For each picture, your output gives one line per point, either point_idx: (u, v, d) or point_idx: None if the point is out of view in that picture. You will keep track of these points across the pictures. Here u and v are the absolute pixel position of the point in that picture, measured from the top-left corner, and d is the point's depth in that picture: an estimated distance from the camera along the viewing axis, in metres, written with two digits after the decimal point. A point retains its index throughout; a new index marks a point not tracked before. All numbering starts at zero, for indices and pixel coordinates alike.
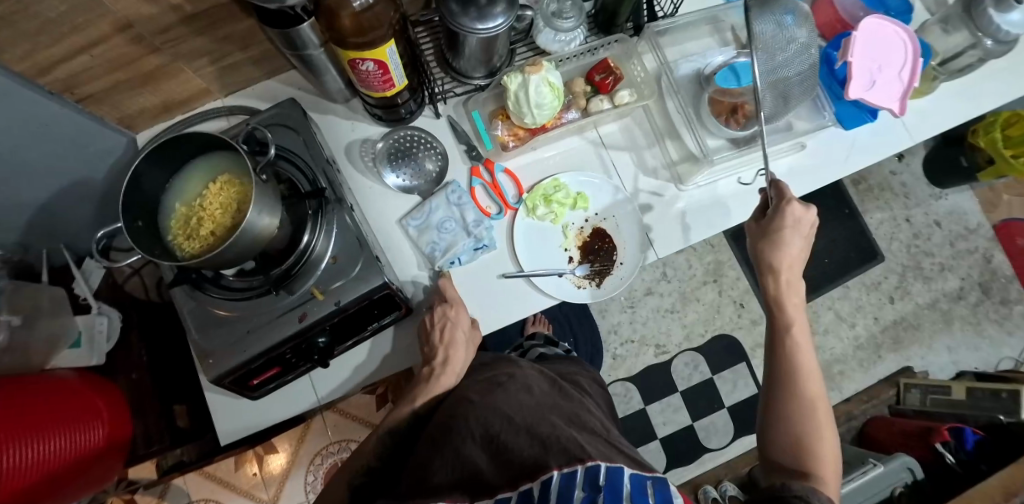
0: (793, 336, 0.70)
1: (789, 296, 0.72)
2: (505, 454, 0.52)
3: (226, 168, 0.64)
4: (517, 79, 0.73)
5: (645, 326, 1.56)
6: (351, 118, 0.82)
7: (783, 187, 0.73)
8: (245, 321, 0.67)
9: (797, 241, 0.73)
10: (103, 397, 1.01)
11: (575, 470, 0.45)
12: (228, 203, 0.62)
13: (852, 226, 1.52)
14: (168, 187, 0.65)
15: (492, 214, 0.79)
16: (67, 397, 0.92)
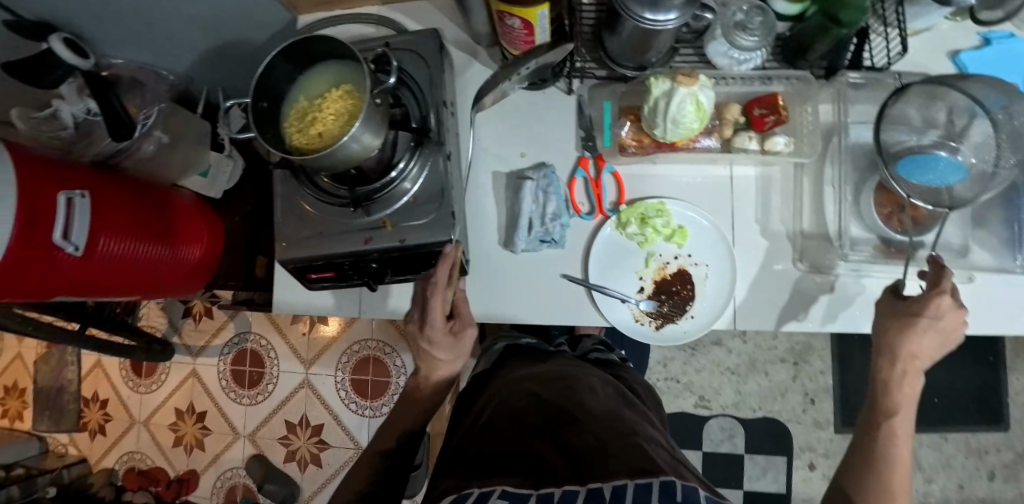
0: (892, 424, 0.60)
1: (901, 387, 0.61)
2: (569, 450, 0.52)
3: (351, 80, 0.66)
4: (663, 85, 0.65)
5: (698, 374, 1.44)
6: (486, 66, 0.80)
7: (943, 270, 0.59)
8: (320, 222, 0.70)
9: (931, 338, 0.60)
10: (204, 222, 1.19)
11: (650, 482, 0.44)
12: (341, 112, 0.64)
13: (988, 378, 1.26)
14: (297, 80, 0.68)
15: (582, 212, 0.74)
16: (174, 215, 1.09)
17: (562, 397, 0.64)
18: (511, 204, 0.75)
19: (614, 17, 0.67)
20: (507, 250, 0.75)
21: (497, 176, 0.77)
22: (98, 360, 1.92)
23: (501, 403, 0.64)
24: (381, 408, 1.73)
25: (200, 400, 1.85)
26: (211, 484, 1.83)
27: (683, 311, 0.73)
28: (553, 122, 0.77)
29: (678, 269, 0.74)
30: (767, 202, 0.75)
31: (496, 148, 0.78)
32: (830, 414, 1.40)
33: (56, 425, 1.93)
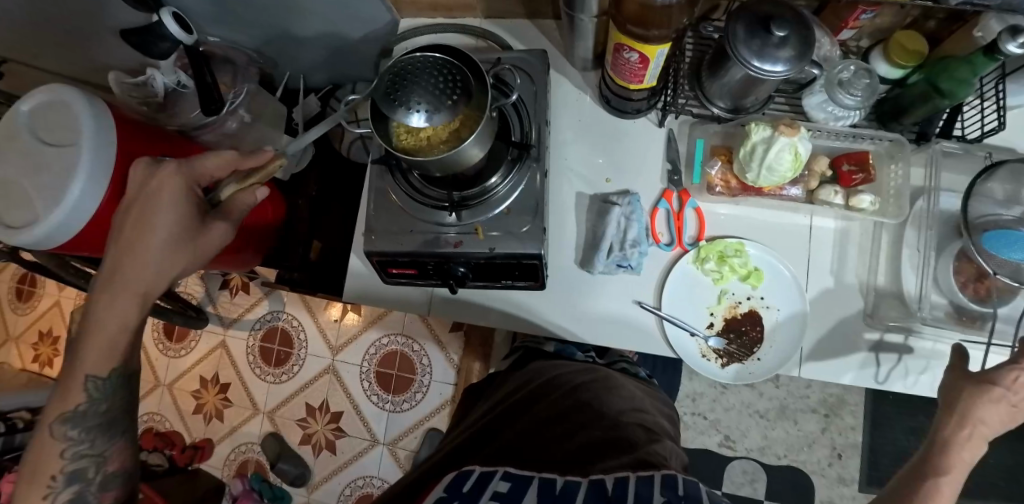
0: (938, 482, 0.58)
1: (960, 449, 0.59)
2: (571, 445, 0.68)
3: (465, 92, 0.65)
4: (763, 132, 0.67)
5: (726, 413, 1.45)
6: (580, 89, 0.83)
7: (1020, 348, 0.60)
8: (411, 220, 0.73)
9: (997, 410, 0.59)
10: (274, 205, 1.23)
11: (651, 480, 0.56)
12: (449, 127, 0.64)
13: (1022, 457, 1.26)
14: None
15: (661, 242, 0.76)
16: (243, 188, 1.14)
17: (582, 401, 0.78)
18: (592, 226, 0.77)
19: (721, 57, 0.69)
20: (583, 269, 0.77)
21: (582, 197, 0.79)
22: None
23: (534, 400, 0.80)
24: (402, 404, 1.74)
25: (226, 372, 1.87)
26: (225, 454, 1.83)
27: (749, 352, 0.75)
28: (641, 152, 0.79)
29: (749, 310, 0.75)
30: (844, 256, 0.76)
31: (583, 169, 0.80)
32: (856, 471, 1.39)
33: None
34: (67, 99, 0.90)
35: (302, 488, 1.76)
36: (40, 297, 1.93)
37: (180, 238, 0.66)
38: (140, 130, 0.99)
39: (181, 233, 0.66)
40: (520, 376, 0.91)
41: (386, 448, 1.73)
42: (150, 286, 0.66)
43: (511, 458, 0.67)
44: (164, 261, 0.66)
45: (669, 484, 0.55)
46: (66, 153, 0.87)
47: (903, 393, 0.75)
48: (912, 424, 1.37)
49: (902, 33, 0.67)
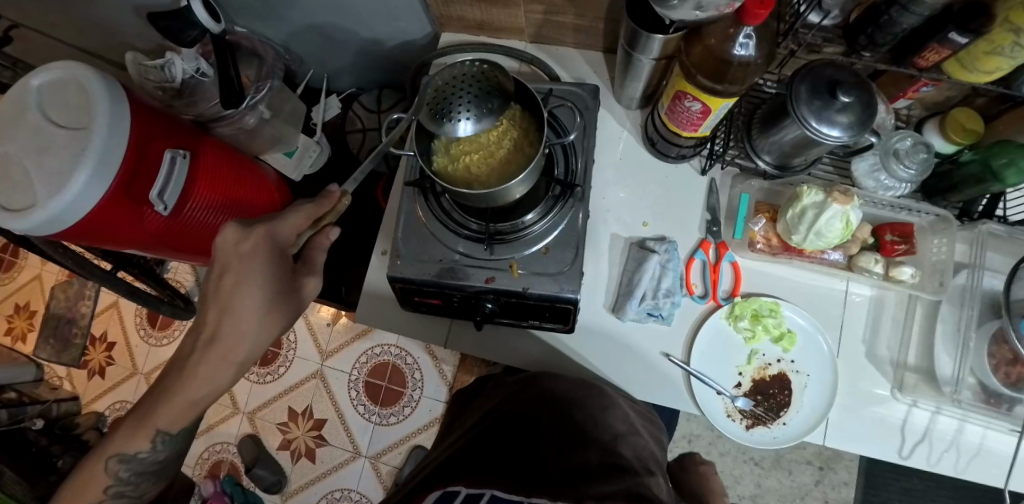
0: None
1: None
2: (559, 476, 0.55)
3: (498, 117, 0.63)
4: (816, 196, 0.65)
5: (721, 457, 1.42)
6: (622, 127, 0.81)
7: None
8: (440, 249, 0.70)
9: None
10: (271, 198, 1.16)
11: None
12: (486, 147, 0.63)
13: None
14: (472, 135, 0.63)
15: (694, 294, 0.74)
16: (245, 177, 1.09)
17: (561, 410, 0.63)
18: (625, 271, 0.75)
19: (780, 112, 0.65)
20: (613, 314, 0.74)
21: (619, 239, 0.77)
22: (116, 299, 1.76)
23: (510, 411, 0.66)
24: (390, 417, 1.65)
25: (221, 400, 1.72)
26: (198, 452, 1.71)
27: (776, 416, 0.72)
28: (678, 201, 0.78)
29: (779, 373, 0.73)
30: (877, 327, 0.74)
31: (618, 211, 0.78)
32: None
33: (56, 356, 1.75)
34: (82, 79, 0.85)
35: (275, 495, 1.65)
36: (21, 269, 1.84)
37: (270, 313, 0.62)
38: (158, 118, 0.93)
39: (275, 297, 0.62)
40: (502, 389, 0.74)
41: (368, 462, 1.63)
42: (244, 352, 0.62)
43: (491, 479, 0.54)
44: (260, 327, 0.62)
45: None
46: (76, 136, 0.82)
47: (929, 471, 0.72)
48: (905, 485, 1.36)
49: (960, 110, 0.67)
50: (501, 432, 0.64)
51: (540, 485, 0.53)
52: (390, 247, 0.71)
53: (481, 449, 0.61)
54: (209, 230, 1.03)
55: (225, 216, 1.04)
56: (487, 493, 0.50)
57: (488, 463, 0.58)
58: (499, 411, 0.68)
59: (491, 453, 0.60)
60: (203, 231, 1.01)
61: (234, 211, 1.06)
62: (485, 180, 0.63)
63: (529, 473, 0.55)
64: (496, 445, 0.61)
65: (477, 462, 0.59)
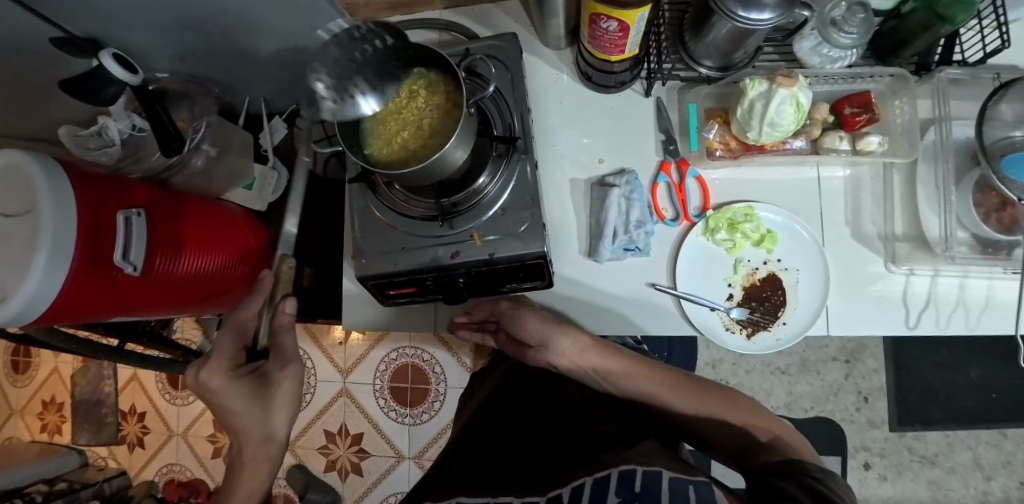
0: None
1: None
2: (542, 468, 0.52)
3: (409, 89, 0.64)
4: (760, 86, 0.63)
5: (748, 375, 1.42)
6: (558, 69, 0.78)
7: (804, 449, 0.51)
8: (402, 237, 0.68)
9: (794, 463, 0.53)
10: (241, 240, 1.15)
11: (609, 475, 0.44)
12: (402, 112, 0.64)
13: None
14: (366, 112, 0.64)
15: (666, 218, 0.73)
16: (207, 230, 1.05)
17: None
18: (592, 213, 0.74)
19: (707, 10, 0.62)
20: (590, 258, 0.73)
21: (578, 183, 0.75)
22: (135, 372, 1.77)
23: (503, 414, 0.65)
24: (422, 416, 1.66)
25: None
26: None
27: (774, 318, 0.71)
28: (629, 128, 0.76)
29: (769, 275, 0.72)
30: (858, 204, 0.72)
31: (571, 156, 0.76)
32: (885, 413, 1.38)
33: (95, 439, 1.78)
34: (14, 160, 0.81)
35: None
36: (36, 366, 1.86)
37: (254, 405, 0.64)
38: (106, 179, 0.89)
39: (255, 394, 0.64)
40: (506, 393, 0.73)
41: (413, 463, 1.66)
42: (247, 447, 0.64)
43: (465, 484, 0.52)
44: (258, 420, 0.64)
45: (625, 479, 0.43)
46: (22, 223, 0.79)
47: (940, 335, 0.72)
48: (935, 359, 1.37)
49: None
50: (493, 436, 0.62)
51: (517, 479, 0.51)
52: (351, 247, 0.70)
53: (474, 452, 0.60)
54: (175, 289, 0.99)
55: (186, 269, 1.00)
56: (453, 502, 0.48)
57: (476, 466, 0.56)
58: (506, 413, 0.67)
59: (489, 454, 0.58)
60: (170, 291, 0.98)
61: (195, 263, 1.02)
62: (418, 152, 0.62)
63: (513, 472, 0.53)
64: (484, 449, 0.60)
65: (466, 467, 0.57)
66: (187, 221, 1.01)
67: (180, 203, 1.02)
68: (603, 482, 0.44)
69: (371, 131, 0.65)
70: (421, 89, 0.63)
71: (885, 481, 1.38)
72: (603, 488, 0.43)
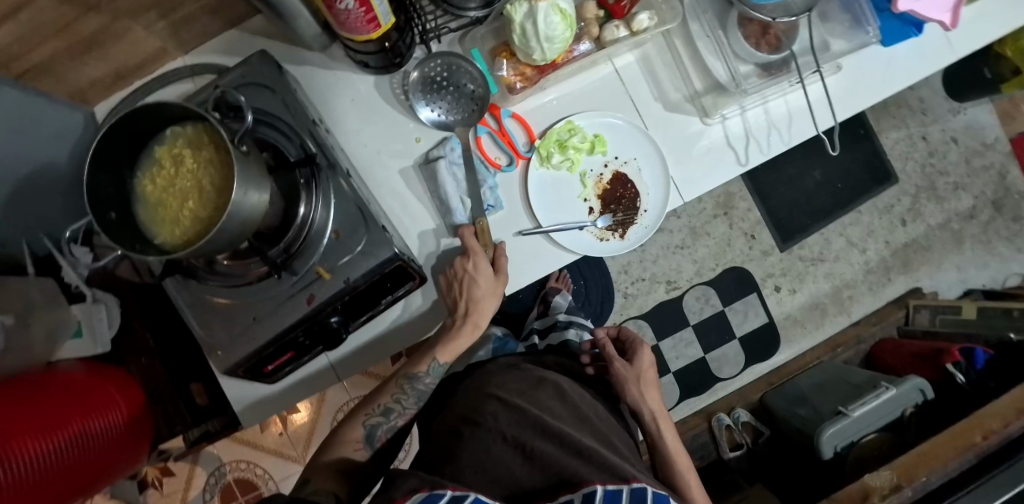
0: None
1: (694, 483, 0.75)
2: (537, 460, 0.57)
3: (174, 158, 0.57)
4: (523, 7, 0.63)
5: (656, 264, 1.53)
6: (332, 67, 0.72)
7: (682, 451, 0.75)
8: (249, 309, 0.62)
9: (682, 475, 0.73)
10: (114, 382, 0.89)
11: (620, 489, 0.51)
12: (177, 183, 0.56)
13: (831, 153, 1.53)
14: (143, 203, 0.57)
15: (502, 166, 0.72)
16: (68, 392, 0.80)
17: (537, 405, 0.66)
18: (432, 193, 0.71)
19: None
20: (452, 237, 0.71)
21: (407, 170, 0.72)
22: None
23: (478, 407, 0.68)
24: None
25: None
26: None
27: (636, 210, 0.75)
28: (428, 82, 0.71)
29: (614, 174, 0.75)
30: (657, 77, 0.76)
31: (387, 147, 0.72)
32: (772, 239, 1.55)
33: None
34: None
35: None
36: None
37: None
38: None
39: None
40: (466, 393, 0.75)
41: None
42: None
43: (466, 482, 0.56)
44: None
45: (638, 497, 0.51)
46: None
47: (768, 159, 0.79)
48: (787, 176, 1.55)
49: None
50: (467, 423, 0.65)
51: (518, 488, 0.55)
52: (201, 345, 0.62)
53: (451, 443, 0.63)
54: (49, 470, 0.73)
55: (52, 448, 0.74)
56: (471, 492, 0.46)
57: (475, 451, 0.60)
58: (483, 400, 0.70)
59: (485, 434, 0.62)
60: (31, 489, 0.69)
61: (67, 429, 0.77)
62: (208, 219, 0.54)
63: (518, 466, 0.58)
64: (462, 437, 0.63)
65: (462, 451, 0.61)
66: (27, 392, 0.75)
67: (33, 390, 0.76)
68: (614, 494, 0.51)
69: (152, 220, 0.57)
70: (185, 153, 0.56)
71: (795, 293, 1.55)
72: (614, 498, 0.50)
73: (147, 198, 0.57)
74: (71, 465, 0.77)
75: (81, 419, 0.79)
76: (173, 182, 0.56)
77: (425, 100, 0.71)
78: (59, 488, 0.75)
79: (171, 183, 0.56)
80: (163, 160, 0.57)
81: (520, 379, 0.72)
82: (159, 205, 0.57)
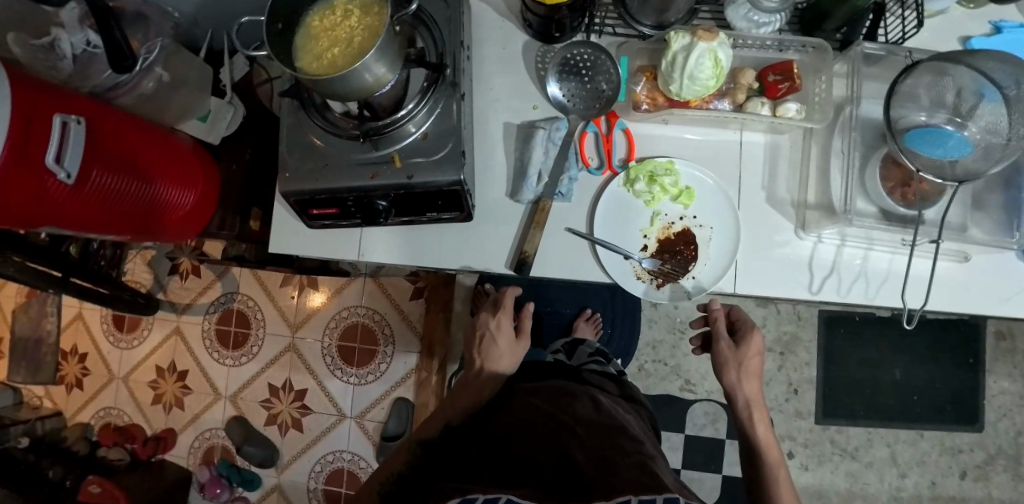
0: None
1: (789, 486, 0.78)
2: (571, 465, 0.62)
3: (345, 13, 0.66)
4: (683, 39, 0.65)
5: (685, 358, 1.47)
6: (502, 13, 0.79)
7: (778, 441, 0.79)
8: (328, 157, 0.70)
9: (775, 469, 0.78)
10: (204, 170, 1.15)
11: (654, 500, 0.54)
12: (335, 31, 0.65)
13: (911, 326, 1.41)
14: (301, 32, 0.66)
15: (590, 167, 0.75)
16: (176, 159, 1.06)
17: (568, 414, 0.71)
18: (520, 155, 0.75)
19: None
20: (513, 200, 0.75)
21: (512, 126, 0.77)
22: (79, 311, 1.85)
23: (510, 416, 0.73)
24: (367, 376, 1.71)
25: (183, 359, 1.80)
26: (188, 443, 1.77)
27: (685, 271, 0.74)
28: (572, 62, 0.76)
29: (683, 229, 0.75)
30: (774, 170, 0.76)
31: (506, 99, 0.77)
32: (813, 405, 1.43)
33: (33, 376, 1.84)
34: None
35: (270, 469, 1.72)
36: None
37: None
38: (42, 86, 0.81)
39: None
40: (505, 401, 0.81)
41: (354, 423, 1.70)
42: None
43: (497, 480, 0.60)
44: None
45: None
46: None
47: (840, 302, 0.76)
48: (864, 356, 1.43)
49: None
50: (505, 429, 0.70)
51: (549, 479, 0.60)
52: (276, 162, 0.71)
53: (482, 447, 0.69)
54: (134, 199, 0.98)
55: (145, 186, 0.99)
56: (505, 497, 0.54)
57: (511, 456, 0.64)
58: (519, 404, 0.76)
59: (513, 452, 0.65)
60: (114, 206, 0.94)
61: (160, 184, 1.03)
62: (340, 67, 0.63)
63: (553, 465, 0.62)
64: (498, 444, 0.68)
65: (492, 464, 0.64)
66: (153, 143, 1.00)
67: (142, 138, 0.97)
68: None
69: (302, 47, 0.66)
70: (356, 11, 0.65)
71: (806, 470, 1.42)
72: None
73: (306, 30, 0.66)
74: (148, 207, 1.02)
75: (172, 183, 1.05)
76: (332, 28, 0.65)
77: (558, 79, 0.76)
78: (132, 217, 1.00)
79: (331, 28, 0.65)
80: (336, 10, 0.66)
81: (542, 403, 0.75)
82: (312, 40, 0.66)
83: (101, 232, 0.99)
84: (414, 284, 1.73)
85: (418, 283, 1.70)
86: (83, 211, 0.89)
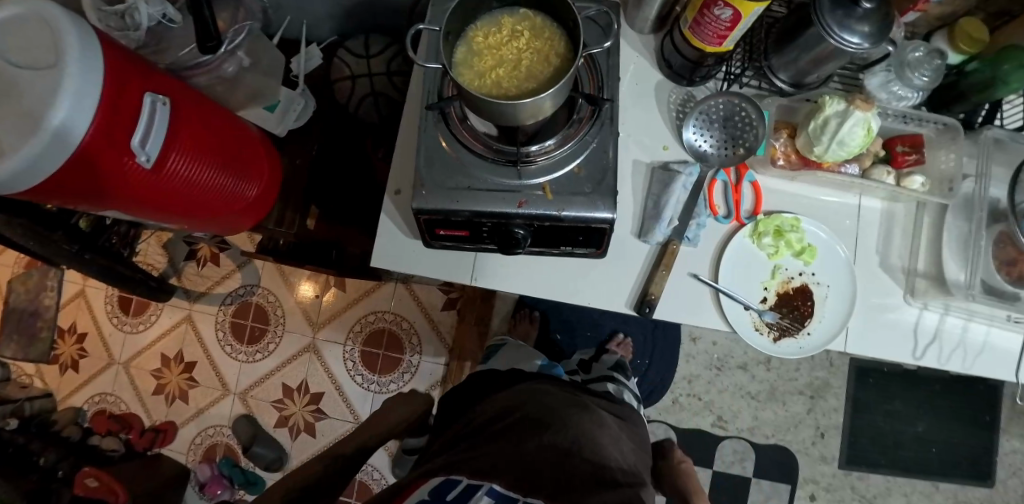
0: None
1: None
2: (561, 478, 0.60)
3: (512, 32, 0.64)
4: (837, 105, 0.66)
5: (720, 394, 1.48)
6: (638, 51, 0.79)
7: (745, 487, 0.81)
8: (468, 177, 0.67)
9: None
10: (268, 161, 1.09)
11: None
12: (501, 51, 0.63)
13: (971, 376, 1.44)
14: (463, 41, 0.64)
15: (719, 215, 0.75)
16: (243, 147, 0.99)
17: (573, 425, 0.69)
18: (650, 195, 0.75)
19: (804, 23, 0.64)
20: (640, 239, 0.75)
21: (643, 164, 0.76)
22: (82, 288, 1.73)
23: (516, 409, 0.72)
24: (389, 384, 1.65)
25: (191, 350, 1.70)
26: (189, 438, 1.67)
27: (801, 326, 0.75)
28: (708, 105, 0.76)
29: (801, 285, 0.76)
30: (890, 237, 0.77)
31: (638, 137, 0.77)
32: (837, 451, 1.47)
33: (22, 353, 1.71)
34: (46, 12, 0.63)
35: (276, 472, 1.64)
36: None
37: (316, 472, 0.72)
38: (133, 59, 0.73)
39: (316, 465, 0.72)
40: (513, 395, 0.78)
41: None
42: None
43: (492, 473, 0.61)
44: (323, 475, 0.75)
45: None
46: (40, 82, 0.61)
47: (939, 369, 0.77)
48: (889, 407, 1.47)
49: (968, 21, 0.70)
50: (510, 422, 0.69)
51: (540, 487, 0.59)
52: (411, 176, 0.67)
53: (490, 434, 0.68)
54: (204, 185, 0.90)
55: (218, 174, 0.92)
56: (486, 485, 0.59)
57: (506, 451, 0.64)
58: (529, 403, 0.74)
59: (519, 445, 0.65)
60: (184, 192, 0.86)
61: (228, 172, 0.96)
62: (508, 91, 0.62)
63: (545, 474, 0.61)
64: (500, 435, 0.67)
65: (494, 453, 0.64)
66: (226, 129, 0.94)
67: (216, 119, 0.91)
68: None
69: (464, 60, 0.63)
70: (527, 33, 0.63)
71: None
72: None
73: (467, 41, 0.64)
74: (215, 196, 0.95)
75: (238, 173, 0.98)
76: (497, 47, 0.63)
77: (696, 121, 0.75)
78: (196, 206, 0.92)
79: (496, 47, 0.63)
80: (501, 27, 0.64)
81: (557, 402, 0.73)
82: (473, 53, 0.63)
83: (160, 218, 0.91)
84: (446, 295, 1.69)
85: (452, 295, 1.66)
86: (154, 198, 0.82)
